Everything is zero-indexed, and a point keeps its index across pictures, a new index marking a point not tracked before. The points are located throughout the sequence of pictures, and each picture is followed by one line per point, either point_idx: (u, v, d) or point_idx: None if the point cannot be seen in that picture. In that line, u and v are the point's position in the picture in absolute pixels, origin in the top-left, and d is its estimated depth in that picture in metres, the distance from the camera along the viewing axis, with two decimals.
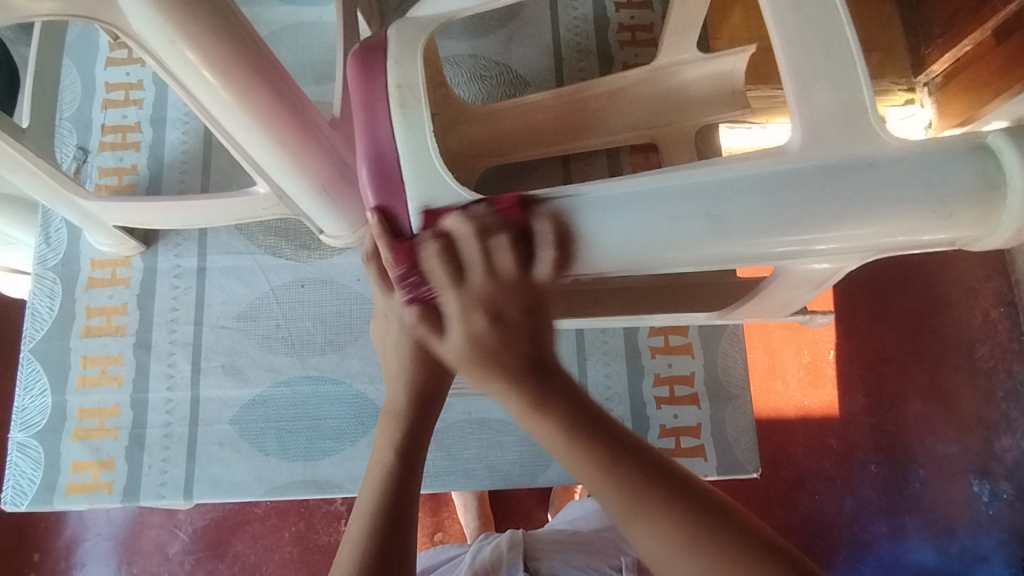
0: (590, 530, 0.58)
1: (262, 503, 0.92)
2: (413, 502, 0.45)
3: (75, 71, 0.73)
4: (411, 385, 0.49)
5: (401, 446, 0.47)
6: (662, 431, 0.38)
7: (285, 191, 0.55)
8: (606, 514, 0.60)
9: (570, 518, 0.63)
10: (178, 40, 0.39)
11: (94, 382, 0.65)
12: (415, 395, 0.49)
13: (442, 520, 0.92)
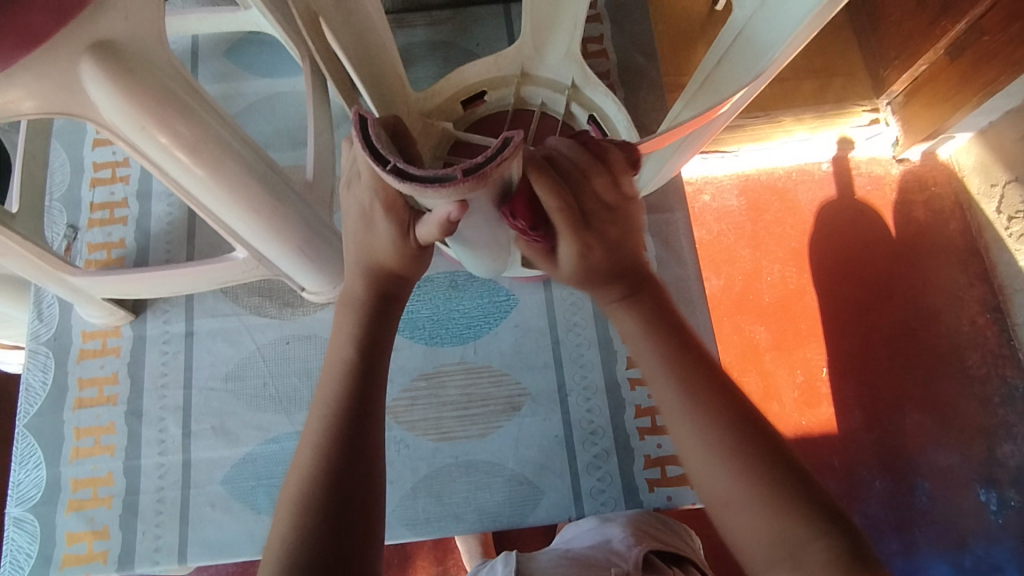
0: (584, 546, 0.58)
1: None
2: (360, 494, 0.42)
3: (63, 154, 0.76)
4: (355, 340, 0.47)
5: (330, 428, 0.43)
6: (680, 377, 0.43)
7: (263, 253, 0.59)
8: (601, 531, 0.60)
9: (567, 537, 0.63)
10: (150, 125, 0.42)
11: (88, 452, 0.67)
12: (360, 345, 0.47)
13: (447, 569, 0.91)
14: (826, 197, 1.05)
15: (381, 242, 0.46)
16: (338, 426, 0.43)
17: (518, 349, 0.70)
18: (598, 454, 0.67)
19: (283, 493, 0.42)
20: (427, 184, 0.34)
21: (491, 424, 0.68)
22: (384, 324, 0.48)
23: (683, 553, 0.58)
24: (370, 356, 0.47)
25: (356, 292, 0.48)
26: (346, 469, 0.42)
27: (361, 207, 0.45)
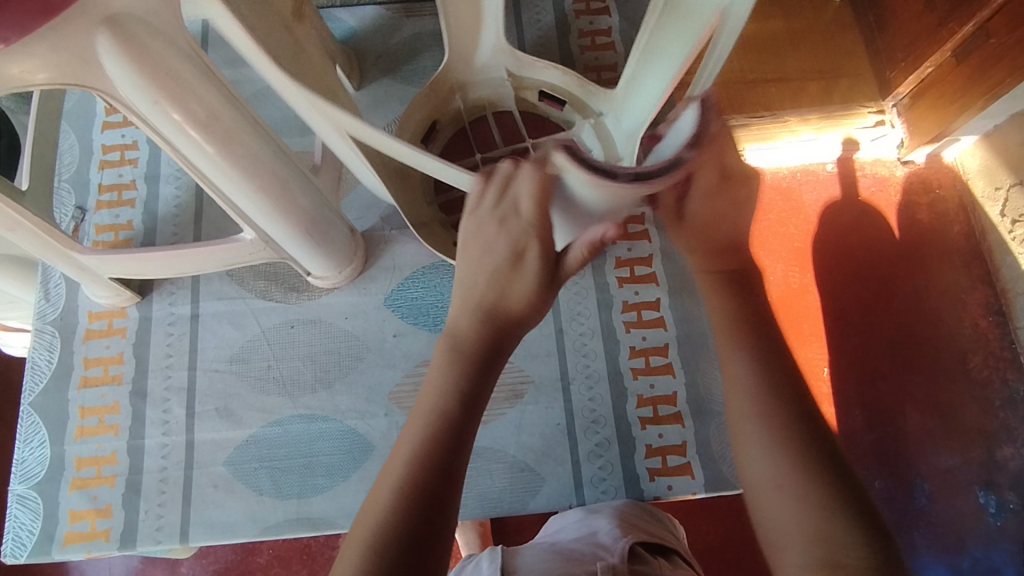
0: (569, 540, 0.58)
1: (265, 551, 0.91)
2: (433, 551, 0.43)
3: (73, 135, 0.77)
4: (456, 389, 0.47)
5: (416, 476, 0.44)
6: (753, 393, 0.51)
7: (270, 235, 0.59)
8: (587, 523, 0.59)
9: (553, 530, 0.63)
10: (163, 101, 0.42)
11: (92, 431, 0.67)
12: (463, 394, 0.47)
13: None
14: (830, 198, 1.04)
15: (523, 283, 0.48)
16: (422, 476, 0.44)
17: (522, 338, 0.70)
18: (599, 443, 0.67)
19: (354, 532, 0.43)
20: (583, 169, 0.39)
21: (493, 410, 0.68)
22: (488, 375, 0.49)
23: (669, 544, 0.58)
24: (469, 405, 0.47)
25: (466, 328, 0.49)
26: (422, 523, 0.43)
27: (512, 243, 0.47)
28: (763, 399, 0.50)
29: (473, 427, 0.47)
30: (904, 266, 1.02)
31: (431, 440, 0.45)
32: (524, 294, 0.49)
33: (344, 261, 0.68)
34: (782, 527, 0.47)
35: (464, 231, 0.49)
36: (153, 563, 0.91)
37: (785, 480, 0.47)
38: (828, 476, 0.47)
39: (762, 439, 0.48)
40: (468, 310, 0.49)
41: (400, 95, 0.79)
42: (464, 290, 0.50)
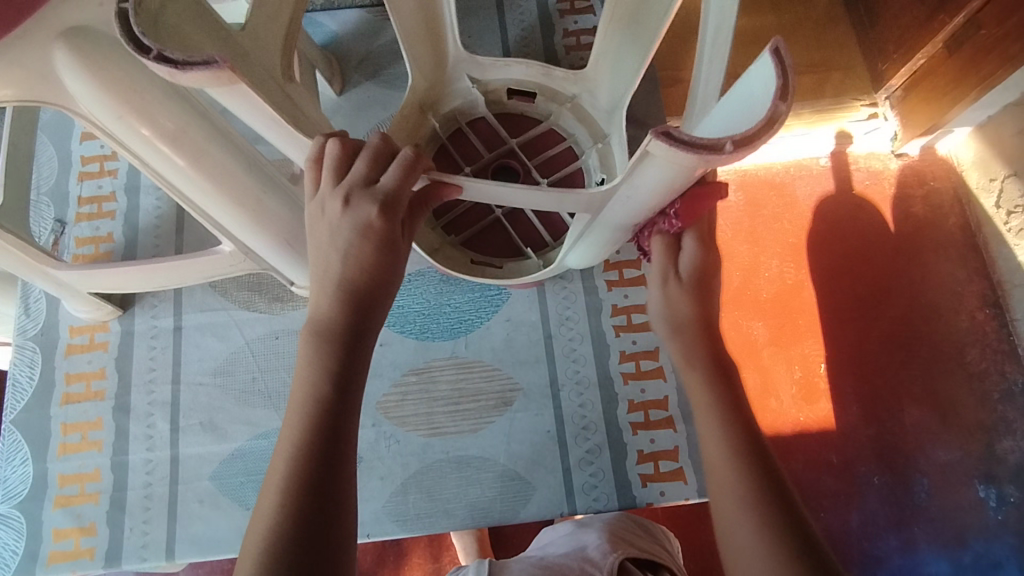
0: (558, 554, 0.57)
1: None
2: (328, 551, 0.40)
3: (51, 147, 0.75)
4: (323, 376, 0.44)
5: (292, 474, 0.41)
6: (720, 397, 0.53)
7: (251, 248, 0.58)
8: (576, 536, 0.59)
9: (546, 543, 0.62)
10: (126, 114, 0.41)
11: (75, 448, 0.66)
12: (329, 379, 0.44)
13: (442, 566, 0.90)
14: (824, 192, 1.04)
15: (365, 262, 0.44)
16: (302, 473, 0.41)
17: (510, 344, 0.69)
18: (590, 450, 0.66)
19: (245, 547, 0.40)
20: (679, 145, 0.36)
21: (482, 419, 0.67)
22: (359, 346, 0.45)
23: (660, 560, 0.57)
24: (340, 391, 0.44)
25: (327, 315, 0.45)
26: (310, 525, 0.40)
27: (354, 225, 0.43)
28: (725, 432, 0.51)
29: (351, 406, 0.44)
30: (899, 261, 1.01)
31: (306, 436, 0.42)
32: (376, 275, 0.45)
33: None
34: (748, 559, 0.45)
35: (310, 220, 0.46)
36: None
37: (756, 511, 0.46)
38: (780, 512, 0.46)
39: (734, 480, 0.48)
40: (326, 279, 0.45)
41: (383, 100, 0.78)
42: (320, 257, 0.45)
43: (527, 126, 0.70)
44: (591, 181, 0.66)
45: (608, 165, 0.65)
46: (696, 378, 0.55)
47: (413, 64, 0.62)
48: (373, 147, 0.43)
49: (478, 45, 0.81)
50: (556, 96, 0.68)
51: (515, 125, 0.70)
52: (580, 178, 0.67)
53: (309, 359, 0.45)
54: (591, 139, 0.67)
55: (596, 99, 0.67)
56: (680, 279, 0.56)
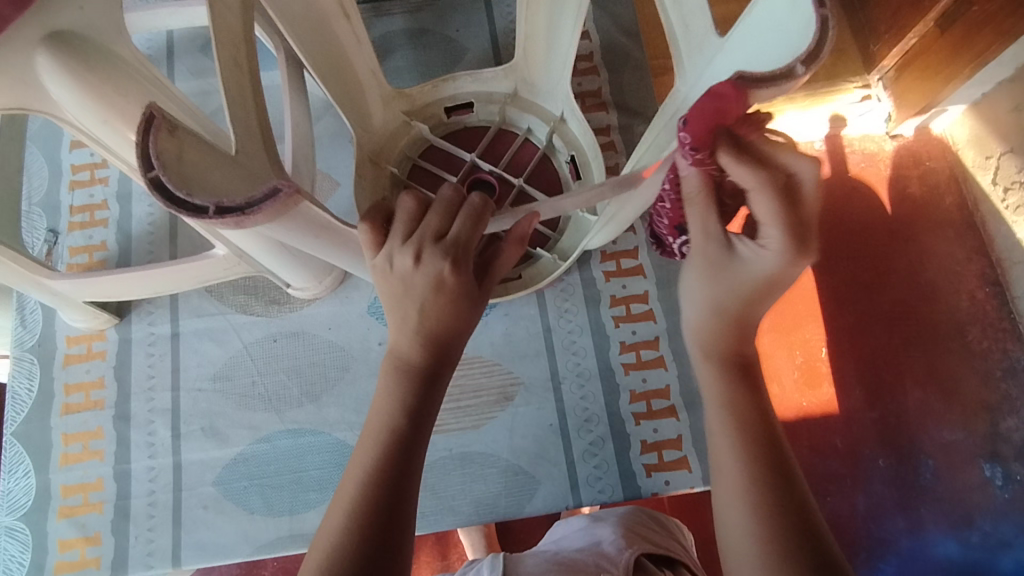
0: (573, 550, 0.57)
1: (269, 565, 0.91)
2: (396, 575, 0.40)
3: (41, 157, 0.75)
4: (398, 407, 0.43)
5: (364, 499, 0.40)
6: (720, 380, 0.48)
7: (244, 250, 0.58)
8: (591, 531, 0.58)
9: (558, 537, 0.62)
10: (112, 119, 0.40)
11: (77, 458, 0.66)
12: (407, 415, 0.43)
13: (450, 563, 0.90)
14: (819, 175, 1.04)
15: (442, 303, 0.43)
16: (373, 501, 0.40)
17: (509, 339, 0.69)
18: (594, 442, 0.66)
19: (308, 559, 0.40)
20: (751, 83, 0.34)
21: (484, 414, 0.67)
22: (434, 385, 0.45)
23: (676, 555, 0.57)
24: (416, 426, 0.44)
25: (407, 352, 0.44)
26: (380, 548, 0.40)
27: (430, 272, 0.41)
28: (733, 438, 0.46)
29: (422, 442, 0.44)
30: (897, 243, 1.01)
31: (380, 463, 0.42)
32: (454, 316, 0.43)
33: (324, 271, 0.67)
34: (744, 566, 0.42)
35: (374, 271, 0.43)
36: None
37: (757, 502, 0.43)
38: (786, 517, 0.42)
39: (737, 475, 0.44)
40: (402, 320, 0.44)
41: None
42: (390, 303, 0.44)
43: (475, 135, 0.70)
44: (561, 162, 0.67)
45: (570, 142, 0.67)
46: (712, 371, 0.49)
47: (351, 112, 0.61)
48: (407, 209, 0.42)
49: (467, 39, 0.80)
50: (489, 96, 0.69)
51: (467, 139, 0.70)
52: (546, 162, 0.69)
53: (384, 392, 0.44)
54: (543, 123, 0.68)
55: (533, 84, 0.67)
56: (732, 259, 0.44)
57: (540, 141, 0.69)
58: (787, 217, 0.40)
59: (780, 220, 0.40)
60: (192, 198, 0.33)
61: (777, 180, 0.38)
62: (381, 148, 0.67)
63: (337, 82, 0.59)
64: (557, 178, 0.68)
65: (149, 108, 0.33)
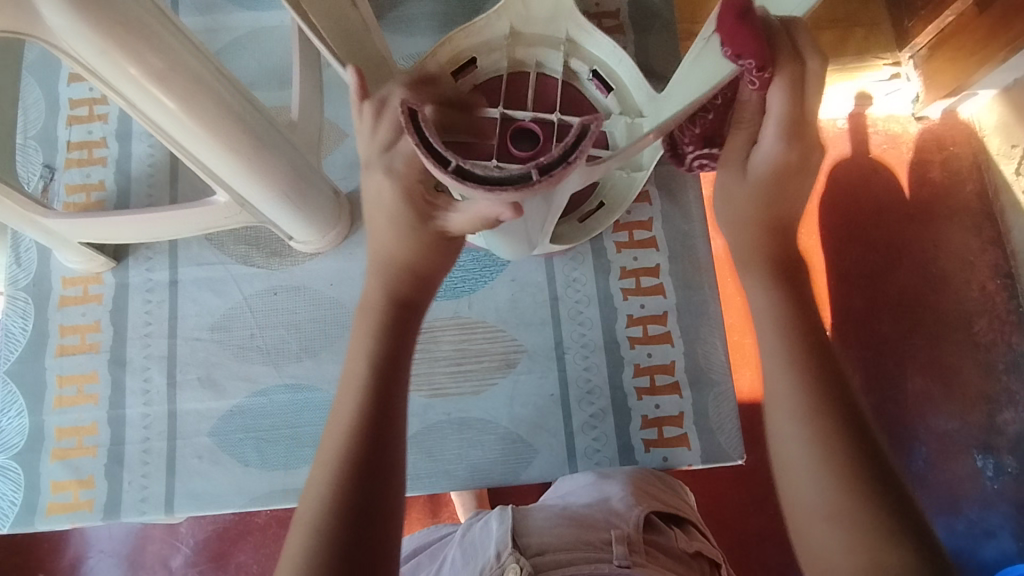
0: (581, 504, 0.56)
1: (262, 513, 0.92)
2: (390, 442, 0.43)
3: (38, 89, 0.72)
4: (387, 291, 0.46)
5: (374, 357, 0.45)
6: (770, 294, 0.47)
7: (247, 199, 0.56)
8: (599, 487, 0.58)
9: (563, 492, 0.60)
10: (111, 51, 0.39)
11: (71, 401, 0.65)
12: (394, 300, 0.46)
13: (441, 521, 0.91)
14: (838, 155, 1.00)
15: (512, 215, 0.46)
16: (376, 376, 0.44)
17: (515, 305, 0.67)
18: (594, 414, 0.65)
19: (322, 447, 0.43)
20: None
21: (485, 380, 0.66)
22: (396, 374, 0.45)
23: (684, 514, 0.59)
24: (404, 316, 0.46)
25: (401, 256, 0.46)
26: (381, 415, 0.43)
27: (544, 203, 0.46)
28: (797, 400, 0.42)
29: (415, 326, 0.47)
30: (915, 227, 0.98)
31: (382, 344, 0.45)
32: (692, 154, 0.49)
33: (327, 225, 0.65)
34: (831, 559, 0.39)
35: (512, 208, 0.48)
36: (152, 525, 0.92)
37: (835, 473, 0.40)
38: (864, 469, 0.40)
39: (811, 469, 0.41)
40: (367, 304, 0.47)
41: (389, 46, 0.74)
42: (376, 277, 0.47)
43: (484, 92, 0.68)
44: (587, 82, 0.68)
45: (587, 59, 0.68)
46: (765, 295, 0.47)
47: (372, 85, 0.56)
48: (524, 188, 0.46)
49: None
50: (489, 45, 0.67)
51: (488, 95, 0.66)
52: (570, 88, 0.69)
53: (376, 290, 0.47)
54: (554, 53, 0.67)
55: (529, 14, 0.66)
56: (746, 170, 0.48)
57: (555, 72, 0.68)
58: (793, 114, 0.44)
59: (786, 115, 0.44)
60: (511, 171, 0.34)
61: (793, 77, 0.42)
62: None
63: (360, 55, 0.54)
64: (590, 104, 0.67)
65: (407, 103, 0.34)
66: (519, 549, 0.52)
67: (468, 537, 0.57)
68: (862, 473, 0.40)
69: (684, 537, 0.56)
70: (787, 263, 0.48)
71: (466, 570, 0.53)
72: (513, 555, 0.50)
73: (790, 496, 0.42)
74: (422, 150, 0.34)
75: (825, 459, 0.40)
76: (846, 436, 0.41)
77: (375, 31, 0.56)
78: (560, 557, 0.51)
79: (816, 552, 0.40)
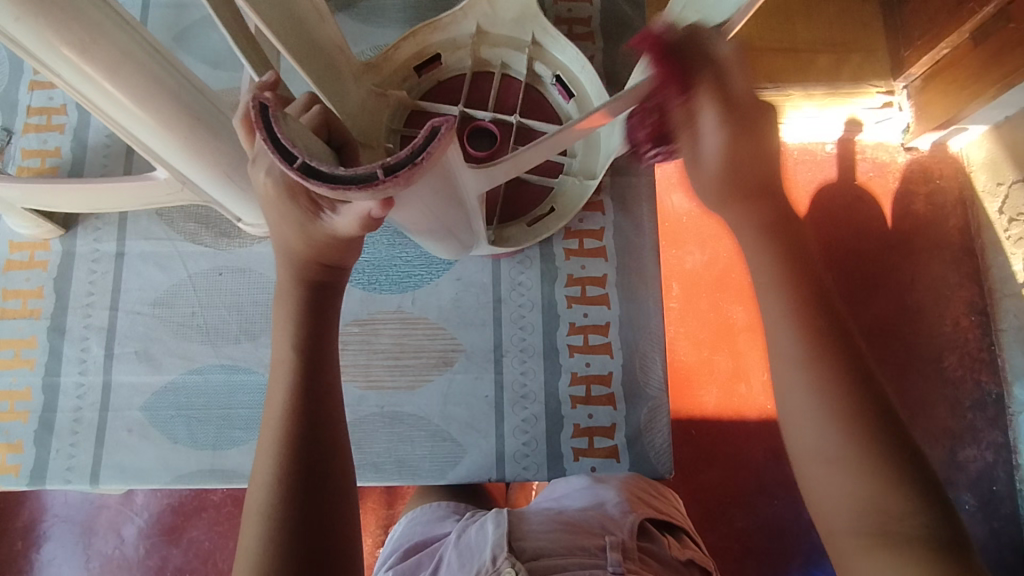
0: (576, 509, 0.55)
1: (218, 491, 0.93)
2: (330, 424, 0.42)
3: (3, 52, 0.72)
4: (297, 274, 0.43)
5: (301, 343, 0.43)
6: (775, 300, 0.41)
7: (187, 175, 0.56)
8: (593, 492, 0.57)
9: (558, 496, 0.59)
10: (24, 17, 0.38)
11: (6, 364, 0.65)
12: (306, 282, 0.43)
13: (396, 513, 0.89)
14: (824, 179, 1.00)
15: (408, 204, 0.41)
16: (302, 362, 0.43)
17: (458, 304, 0.67)
18: (526, 419, 0.65)
19: (262, 437, 0.42)
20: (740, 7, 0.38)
21: (421, 376, 0.66)
22: (324, 362, 0.44)
23: (676, 521, 0.57)
24: (321, 297, 0.44)
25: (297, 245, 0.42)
26: (316, 401, 0.42)
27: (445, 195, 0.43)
28: (795, 351, 0.39)
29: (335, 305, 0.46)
30: (893, 257, 0.98)
31: (303, 329, 0.43)
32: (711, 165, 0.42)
33: None
34: (834, 509, 0.38)
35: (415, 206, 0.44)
36: (108, 493, 0.92)
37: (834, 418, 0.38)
38: (873, 414, 0.38)
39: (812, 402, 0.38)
40: (281, 291, 0.44)
41: (356, 35, 0.74)
42: (284, 264, 0.43)
43: (448, 91, 0.67)
44: (549, 85, 0.66)
45: (550, 62, 0.65)
46: (772, 299, 0.41)
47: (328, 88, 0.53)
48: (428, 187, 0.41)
49: None
50: (455, 43, 0.65)
51: (448, 95, 0.67)
52: (534, 90, 0.67)
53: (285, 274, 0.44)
54: (519, 53, 0.65)
55: (495, 14, 0.63)
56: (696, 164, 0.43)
57: (519, 73, 0.67)
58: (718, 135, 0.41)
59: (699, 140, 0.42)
60: (356, 169, 0.32)
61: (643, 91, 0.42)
62: (371, 126, 0.60)
63: (309, 55, 0.50)
64: (550, 107, 0.67)
65: (257, 96, 0.32)
66: (515, 553, 0.49)
67: (467, 539, 0.52)
68: (870, 427, 0.37)
69: (677, 544, 0.54)
70: (799, 262, 0.41)
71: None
72: (509, 560, 0.48)
73: (796, 450, 0.39)
74: (271, 147, 0.32)
75: (833, 412, 0.38)
76: (845, 381, 0.38)
77: (329, 25, 0.53)
78: (555, 562, 0.48)
79: (824, 506, 0.38)
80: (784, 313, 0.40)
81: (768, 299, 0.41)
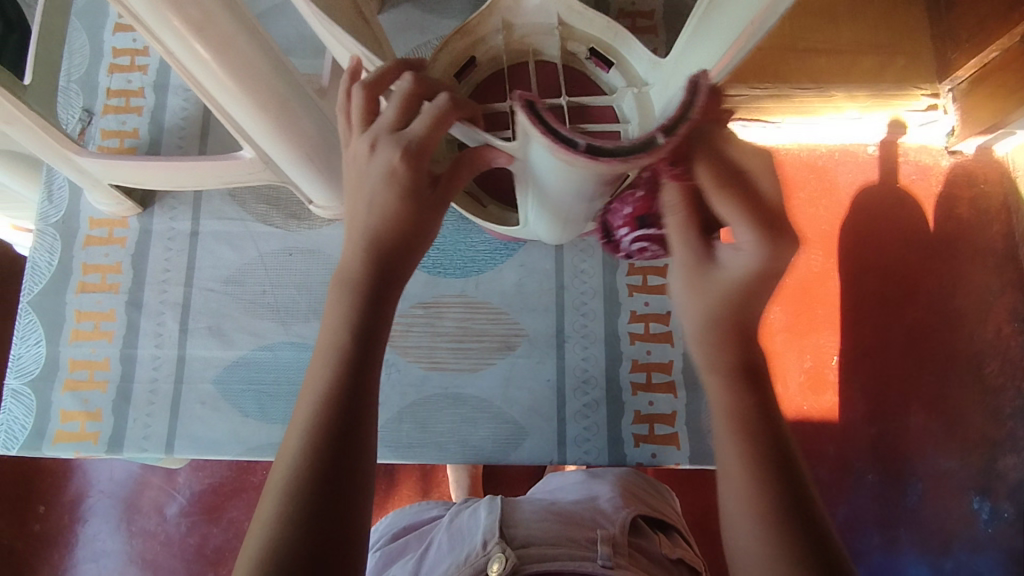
0: (569, 501, 0.56)
1: (260, 472, 0.95)
2: (369, 406, 0.40)
3: (84, 35, 0.74)
4: (368, 249, 0.43)
5: (355, 321, 0.41)
6: (722, 387, 0.43)
7: (269, 156, 0.58)
8: (587, 487, 0.59)
9: (553, 489, 0.61)
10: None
11: (87, 336, 0.67)
12: (370, 259, 0.43)
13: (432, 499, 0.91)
14: (866, 180, 0.96)
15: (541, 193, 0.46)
16: (348, 338, 0.41)
17: (520, 289, 0.68)
18: (588, 404, 0.66)
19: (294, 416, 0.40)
20: None
21: (484, 359, 0.67)
22: (373, 350, 0.41)
23: (668, 520, 0.58)
24: (383, 275, 0.43)
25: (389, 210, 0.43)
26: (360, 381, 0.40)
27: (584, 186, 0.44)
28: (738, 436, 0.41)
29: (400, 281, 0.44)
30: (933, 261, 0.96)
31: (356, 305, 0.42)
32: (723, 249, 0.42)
33: None
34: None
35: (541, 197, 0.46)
36: (155, 471, 0.95)
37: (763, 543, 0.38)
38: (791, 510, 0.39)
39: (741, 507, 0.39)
40: (344, 270, 0.43)
41: (423, 25, 0.76)
42: (358, 239, 0.43)
43: None
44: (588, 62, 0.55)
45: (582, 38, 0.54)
46: (720, 386, 0.43)
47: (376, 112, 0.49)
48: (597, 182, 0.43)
49: None
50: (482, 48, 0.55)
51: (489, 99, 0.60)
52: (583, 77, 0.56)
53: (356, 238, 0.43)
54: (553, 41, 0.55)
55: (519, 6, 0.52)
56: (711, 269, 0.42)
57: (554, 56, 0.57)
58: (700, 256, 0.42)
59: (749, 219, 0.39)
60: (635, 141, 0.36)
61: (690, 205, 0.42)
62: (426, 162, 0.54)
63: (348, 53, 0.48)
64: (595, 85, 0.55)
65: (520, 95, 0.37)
66: (506, 540, 0.50)
67: (461, 526, 0.54)
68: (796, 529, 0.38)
69: (666, 543, 0.55)
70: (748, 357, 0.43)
71: (450, 559, 0.51)
72: (499, 545, 0.49)
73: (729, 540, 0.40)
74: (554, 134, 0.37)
75: (765, 505, 0.39)
76: (773, 477, 0.40)
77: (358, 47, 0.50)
78: (544, 552, 0.48)
79: None
80: (728, 392, 0.42)
81: (714, 387, 0.43)
